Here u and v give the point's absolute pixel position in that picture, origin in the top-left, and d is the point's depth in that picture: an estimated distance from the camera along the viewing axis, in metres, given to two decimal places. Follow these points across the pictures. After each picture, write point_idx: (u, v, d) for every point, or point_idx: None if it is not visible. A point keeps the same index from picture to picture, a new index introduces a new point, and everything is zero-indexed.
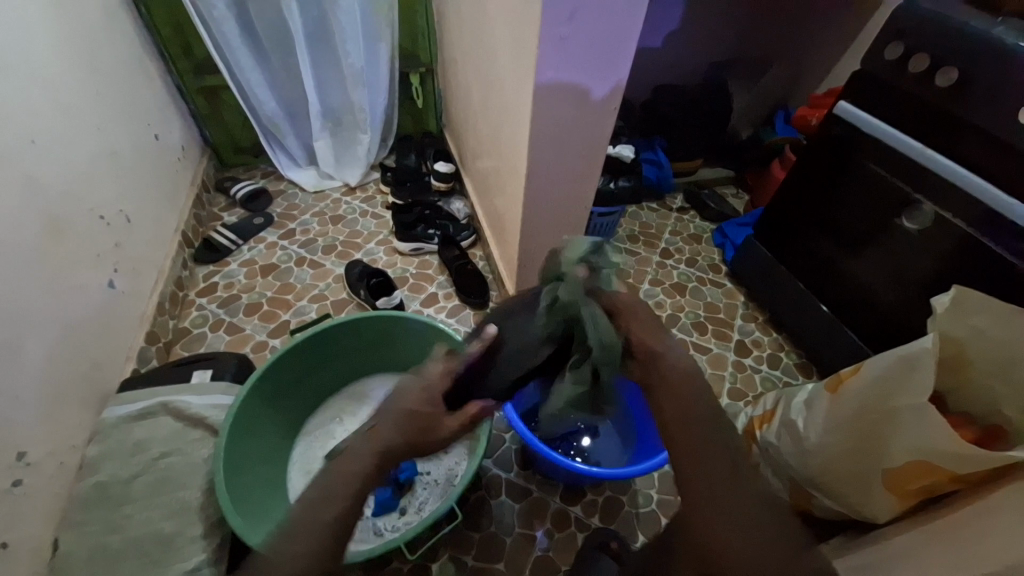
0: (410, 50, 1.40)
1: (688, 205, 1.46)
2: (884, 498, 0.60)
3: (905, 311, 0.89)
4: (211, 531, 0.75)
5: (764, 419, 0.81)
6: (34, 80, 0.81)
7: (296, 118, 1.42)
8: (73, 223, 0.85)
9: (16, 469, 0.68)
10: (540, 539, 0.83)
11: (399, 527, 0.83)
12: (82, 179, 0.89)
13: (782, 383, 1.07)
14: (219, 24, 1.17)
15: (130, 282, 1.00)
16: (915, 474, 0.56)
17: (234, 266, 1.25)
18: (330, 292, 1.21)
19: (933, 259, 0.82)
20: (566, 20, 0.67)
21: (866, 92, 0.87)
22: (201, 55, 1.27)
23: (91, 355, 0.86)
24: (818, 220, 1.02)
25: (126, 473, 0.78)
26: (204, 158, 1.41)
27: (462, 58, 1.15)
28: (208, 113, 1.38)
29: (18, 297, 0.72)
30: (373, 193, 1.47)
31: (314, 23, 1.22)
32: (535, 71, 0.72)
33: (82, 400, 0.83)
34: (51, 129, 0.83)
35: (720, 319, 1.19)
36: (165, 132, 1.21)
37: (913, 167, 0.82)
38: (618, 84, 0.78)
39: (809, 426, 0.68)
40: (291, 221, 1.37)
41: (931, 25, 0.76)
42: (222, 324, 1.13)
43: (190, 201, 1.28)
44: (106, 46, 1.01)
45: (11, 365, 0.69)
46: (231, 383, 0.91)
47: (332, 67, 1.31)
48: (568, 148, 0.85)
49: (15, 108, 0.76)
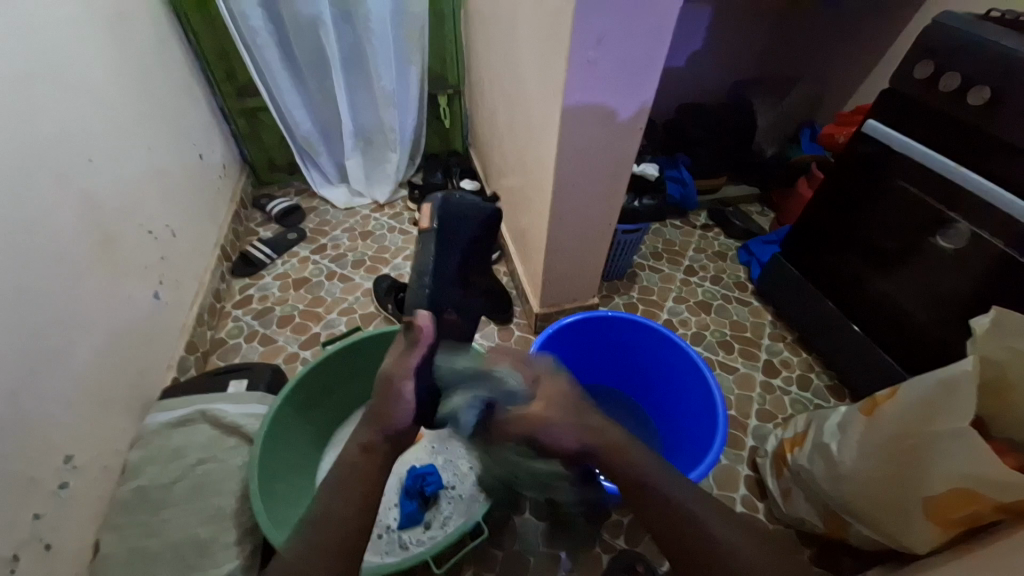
0: (439, 73, 1.45)
1: (712, 223, 1.46)
2: (924, 527, 0.58)
3: (944, 332, 0.86)
4: (243, 538, 0.76)
5: (796, 442, 0.80)
6: (91, 103, 0.87)
7: (328, 138, 1.48)
8: (122, 238, 0.90)
9: (64, 472, 0.72)
10: (565, 559, 0.82)
11: (423, 541, 0.83)
12: (132, 196, 0.95)
13: (814, 405, 1.04)
14: (260, 50, 1.23)
15: (173, 294, 1.05)
16: (957, 501, 0.53)
17: (268, 280, 1.30)
18: (359, 305, 1.24)
19: (969, 278, 0.80)
20: (594, 45, 0.70)
21: (894, 111, 0.87)
22: (243, 80, 1.34)
23: (135, 364, 0.90)
24: (849, 238, 1.00)
25: (165, 479, 0.81)
26: (243, 176, 1.48)
27: (490, 80, 1.19)
28: (248, 134, 1.45)
29: (73, 306, 0.77)
30: (400, 210, 1.52)
31: (349, 48, 1.29)
32: (563, 93, 0.74)
33: (127, 405, 0.87)
34: (105, 148, 0.89)
35: (747, 338, 1.17)
36: (208, 152, 1.28)
37: (947, 186, 0.80)
38: (644, 104, 0.80)
39: (843, 449, 0.67)
40: (323, 236, 1.42)
41: (963, 45, 0.76)
42: (256, 335, 1.17)
43: (229, 217, 1.34)
44: (156, 73, 1.08)
45: (63, 369, 0.73)
46: (265, 393, 0.94)
47: (365, 89, 1.37)
48: (594, 166, 0.87)
49: (76, 130, 0.82)
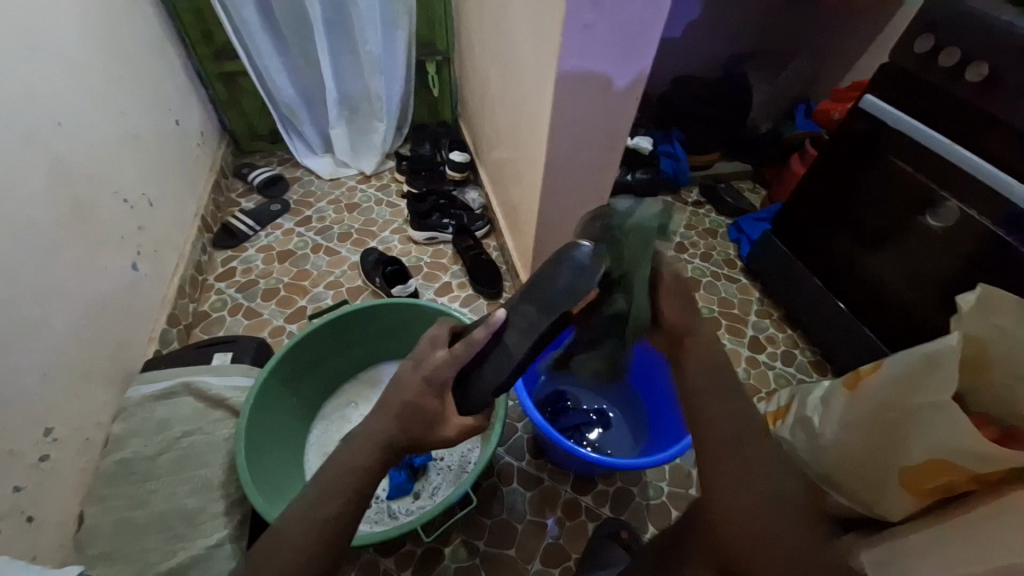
0: (427, 38, 1.39)
1: (704, 199, 1.45)
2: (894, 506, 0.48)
3: (925, 308, 0.88)
4: (231, 509, 0.77)
5: (779, 415, 0.67)
6: (59, 63, 0.81)
7: (312, 105, 1.42)
8: (97, 206, 0.87)
9: (44, 445, 0.71)
10: (551, 527, 0.84)
11: (413, 510, 0.85)
12: (107, 163, 0.91)
13: (797, 379, 1.07)
14: (239, 8, 1.17)
15: (153, 266, 1.01)
16: (927, 478, 0.45)
17: (251, 252, 1.27)
18: (346, 279, 1.22)
19: (954, 258, 0.81)
20: (591, 7, 0.66)
21: (892, 86, 0.85)
22: (220, 41, 1.27)
23: (114, 337, 0.88)
24: (840, 216, 1.00)
25: (150, 451, 0.81)
26: (223, 144, 1.43)
27: (480, 47, 1.15)
28: (226, 99, 1.39)
29: (47, 278, 0.74)
30: (388, 181, 1.48)
31: (333, 10, 1.22)
32: (558, 58, 0.72)
33: (107, 378, 0.85)
34: (76, 112, 0.84)
35: (735, 315, 1.18)
36: (185, 118, 1.23)
37: (941, 163, 0.80)
38: (641, 74, 0.77)
39: (825, 422, 0.56)
40: (308, 208, 1.38)
41: (966, 18, 0.74)
42: (240, 308, 1.15)
43: (209, 187, 1.29)
44: (127, 29, 1.01)
45: (38, 341, 0.71)
46: (251, 366, 0.93)
47: (350, 54, 1.31)
48: (587, 137, 0.85)
49: (42, 91, 0.77)
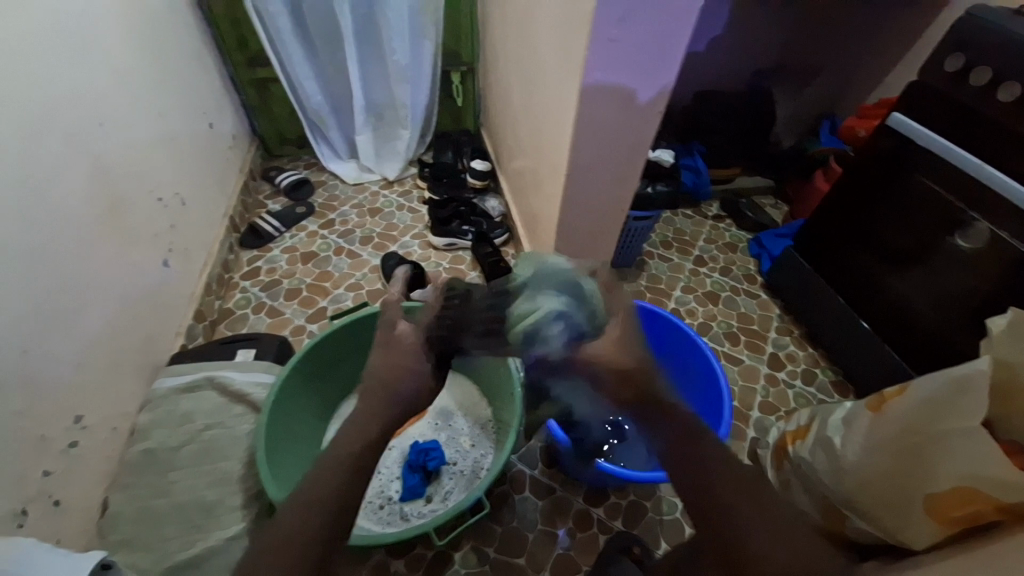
0: (453, 50, 1.43)
1: (724, 213, 1.44)
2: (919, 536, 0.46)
3: (953, 330, 0.86)
4: (248, 504, 0.78)
5: (798, 435, 0.67)
6: (101, 66, 0.85)
7: (339, 112, 1.46)
8: (132, 203, 0.90)
9: (74, 432, 0.73)
10: (562, 538, 0.83)
11: (424, 513, 0.85)
12: (142, 162, 0.94)
13: (817, 400, 1.05)
14: (273, 18, 1.21)
15: (182, 263, 1.05)
16: (954, 506, 0.43)
17: (276, 252, 1.30)
18: (366, 281, 1.24)
19: (985, 280, 0.79)
20: (617, 22, 0.68)
21: (921, 104, 0.84)
22: (254, 48, 1.32)
23: (143, 330, 0.91)
24: (865, 236, 0.99)
25: (173, 442, 0.83)
26: (253, 147, 1.47)
27: (505, 59, 1.17)
28: (258, 105, 1.43)
29: (83, 270, 0.77)
30: (410, 187, 1.51)
31: (363, 21, 1.26)
32: (583, 71, 0.73)
33: (136, 370, 0.88)
34: (116, 113, 0.88)
35: (753, 331, 1.16)
36: (218, 122, 1.27)
37: (971, 184, 0.78)
38: (665, 88, 0.78)
39: (846, 443, 0.56)
40: (331, 211, 1.42)
41: (998, 39, 0.73)
42: (263, 307, 1.18)
43: (238, 188, 1.34)
44: (167, 36, 1.06)
45: (73, 332, 0.74)
46: (272, 363, 0.95)
47: (377, 63, 1.35)
48: (609, 150, 0.85)
49: (86, 93, 0.81)
